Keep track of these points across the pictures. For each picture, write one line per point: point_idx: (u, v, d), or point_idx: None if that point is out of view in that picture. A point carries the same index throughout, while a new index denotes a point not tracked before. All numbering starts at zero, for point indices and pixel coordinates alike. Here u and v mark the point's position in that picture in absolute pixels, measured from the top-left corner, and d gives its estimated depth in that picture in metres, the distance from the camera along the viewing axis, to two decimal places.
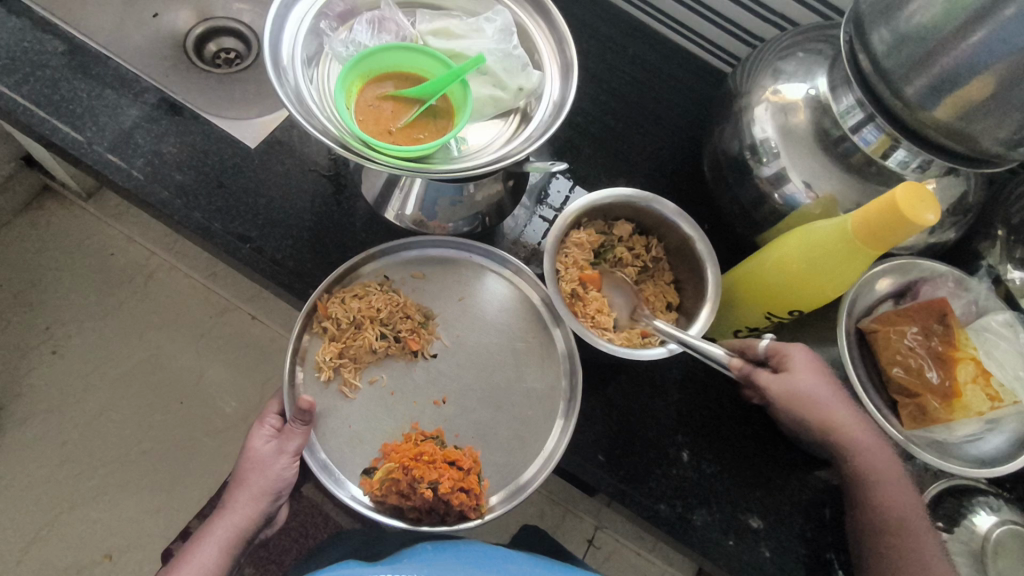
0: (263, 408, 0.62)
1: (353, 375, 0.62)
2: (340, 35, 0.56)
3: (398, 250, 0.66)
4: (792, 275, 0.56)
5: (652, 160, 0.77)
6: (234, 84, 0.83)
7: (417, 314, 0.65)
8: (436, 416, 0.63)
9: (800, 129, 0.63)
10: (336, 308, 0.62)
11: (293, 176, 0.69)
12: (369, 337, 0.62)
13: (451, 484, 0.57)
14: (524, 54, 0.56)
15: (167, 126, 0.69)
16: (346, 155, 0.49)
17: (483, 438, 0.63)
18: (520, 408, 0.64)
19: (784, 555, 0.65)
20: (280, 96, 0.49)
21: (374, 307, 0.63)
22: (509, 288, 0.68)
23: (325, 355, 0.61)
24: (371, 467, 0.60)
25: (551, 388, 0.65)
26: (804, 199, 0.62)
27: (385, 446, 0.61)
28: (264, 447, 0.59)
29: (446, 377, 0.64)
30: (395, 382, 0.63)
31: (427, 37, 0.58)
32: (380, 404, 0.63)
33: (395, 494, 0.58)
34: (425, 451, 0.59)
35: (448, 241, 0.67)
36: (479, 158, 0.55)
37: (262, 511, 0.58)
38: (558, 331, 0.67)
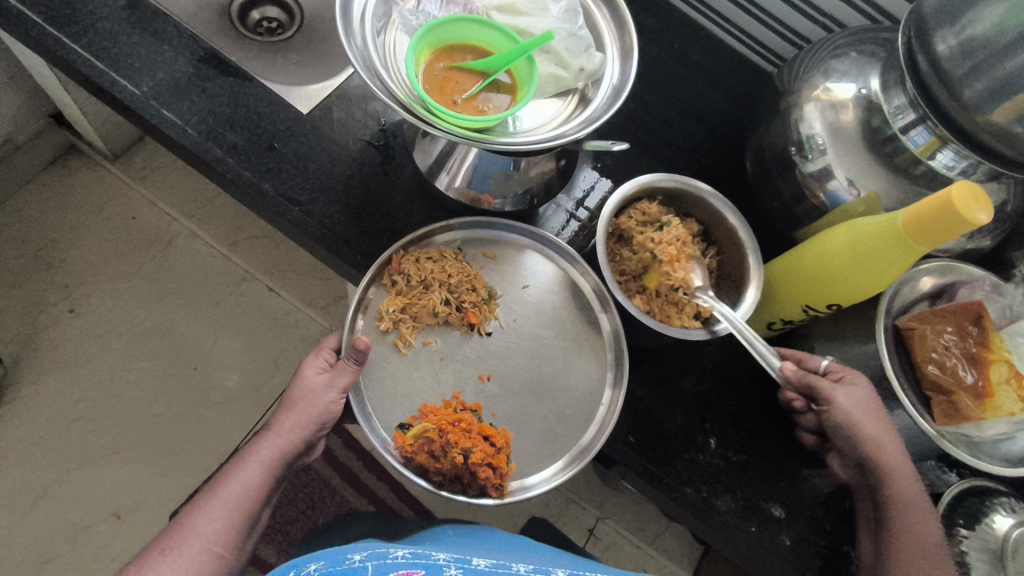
0: (321, 340, 0.63)
1: (410, 331, 0.64)
2: (410, 4, 0.57)
3: (476, 227, 0.68)
4: (836, 269, 0.57)
5: (692, 152, 0.78)
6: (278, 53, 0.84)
7: (479, 284, 0.66)
8: (478, 390, 0.64)
9: (848, 127, 0.64)
10: (409, 265, 0.64)
11: (342, 145, 0.70)
12: (433, 301, 0.64)
13: (482, 455, 0.58)
14: (588, 36, 0.57)
15: (221, 85, 0.69)
16: (411, 119, 0.50)
17: (519, 421, 0.64)
18: (559, 399, 0.65)
19: (804, 545, 0.67)
20: (353, 61, 0.50)
21: (446, 272, 0.65)
22: (564, 271, 0.69)
23: (389, 307, 0.63)
24: (407, 423, 0.62)
25: (597, 378, 0.66)
26: (847, 196, 0.64)
27: (424, 406, 0.62)
28: (315, 378, 0.60)
29: (493, 352, 0.66)
30: (446, 348, 0.65)
31: (492, 12, 0.59)
32: (427, 365, 0.64)
33: (425, 454, 0.59)
34: (463, 419, 0.60)
35: (526, 231, 0.68)
36: (537, 135, 0.56)
37: (303, 439, 0.60)
38: (604, 315, 0.68)
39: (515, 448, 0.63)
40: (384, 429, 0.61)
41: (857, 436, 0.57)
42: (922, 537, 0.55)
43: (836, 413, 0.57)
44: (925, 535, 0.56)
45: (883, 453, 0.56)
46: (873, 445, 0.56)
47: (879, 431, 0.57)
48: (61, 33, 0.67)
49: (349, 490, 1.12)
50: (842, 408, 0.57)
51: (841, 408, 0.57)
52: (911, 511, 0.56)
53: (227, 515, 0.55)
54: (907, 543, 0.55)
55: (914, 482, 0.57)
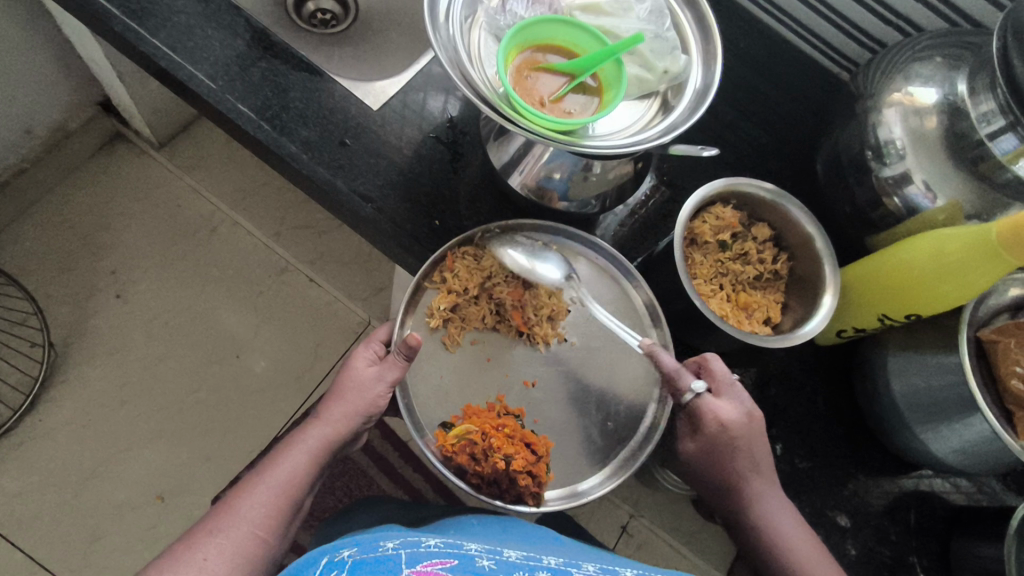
0: (374, 330, 0.64)
1: (458, 332, 0.64)
2: (494, 3, 0.57)
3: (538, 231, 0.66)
4: (920, 280, 0.57)
5: (760, 154, 0.77)
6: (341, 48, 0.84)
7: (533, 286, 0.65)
8: (523, 395, 0.65)
9: (931, 133, 0.63)
10: (462, 265, 0.63)
11: (413, 142, 0.70)
12: (485, 304, 0.65)
13: (523, 463, 0.59)
14: (675, 38, 0.56)
15: (294, 81, 0.70)
16: (501, 121, 0.49)
17: (560, 431, 0.64)
18: (603, 412, 0.65)
19: (868, 555, 0.67)
20: (441, 57, 0.50)
21: (498, 279, 0.65)
22: (615, 279, 0.68)
23: (440, 305, 0.63)
24: (449, 422, 0.62)
25: (644, 387, 0.66)
26: (924, 201, 0.63)
27: (468, 407, 0.62)
28: (366, 369, 0.61)
29: (540, 358, 0.66)
30: (494, 352, 0.65)
31: (575, 12, 0.58)
32: (473, 366, 0.65)
33: (466, 455, 0.60)
34: (507, 425, 0.61)
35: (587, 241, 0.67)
36: (623, 138, 0.55)
37: (349, 431, 0.60)
38: (654, 332, 0.66)
39: (555, 457, 0.63)
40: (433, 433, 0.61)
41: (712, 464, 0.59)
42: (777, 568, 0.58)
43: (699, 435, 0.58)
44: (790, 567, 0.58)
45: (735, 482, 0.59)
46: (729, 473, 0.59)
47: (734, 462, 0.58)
48: (139, 27, 0.68)
49: (388, 481, 1.13)
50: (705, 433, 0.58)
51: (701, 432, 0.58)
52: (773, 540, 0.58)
53: (274, 499, 0.56)
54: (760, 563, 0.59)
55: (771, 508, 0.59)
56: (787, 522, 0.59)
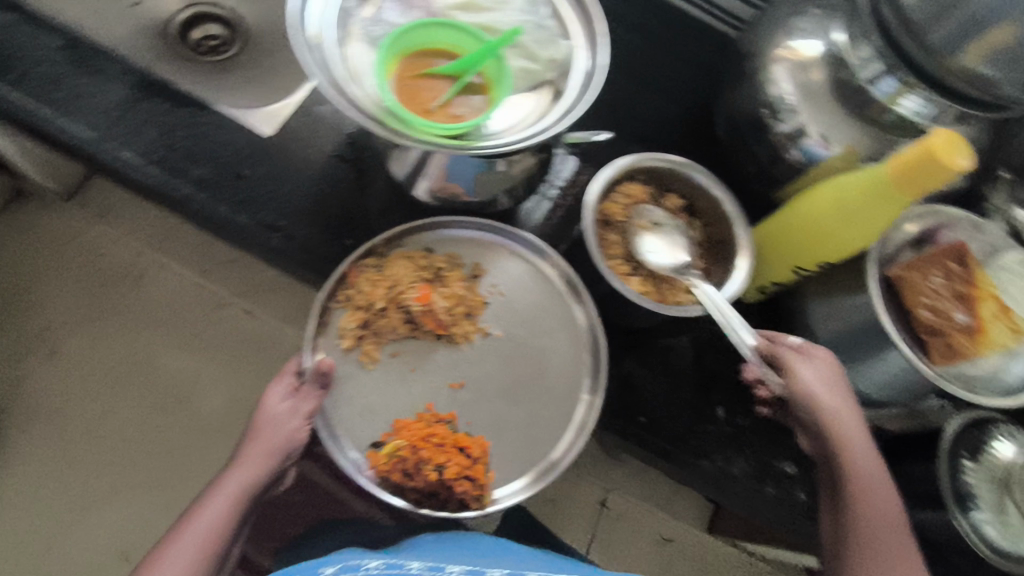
0: (286, 362, 0.61)
1: (373, 347, 0.63)
2: (367, 12, 0.55)
3: (441, 229, 0.66)
4: (826, 229, 0.59)
5: (665, 125, 0.78)
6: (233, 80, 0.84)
7: (442, 287, 0.64)
8: (452, 399, 0.63)
9: (816, 85, 0.65)
10: (364, 281, 0.63)
11: (314, 162, 0.68)
12: (395, 314, 0.63)
13: (457, 469, 0.60)
14: (555, 26, 0.57)
15: (178, 118, 0.67)
16: (389, 137, 0.48)
17: (495, 428, 0.63)
18: (535, 401, 0.64)
19: (820, 498, 0.68)
20: (316, 76, 0.48)
21: (405, 284, 0.63)
22: (529, 261, 0.68)
23: (350, 323, 0.62)
24: (380, 441, 0.61)
25: (574, 369, 0.65)
26: (822, 151, 0.64)
27: (396, 421, 0.61)
28: (279, 404, 0.58)
29: (465, 358, 0.64)
30: (417, 360, 0.64)
31: (454, 12, 0.57)
32: (396, 379, 0.63)
33: (399, 473, 0.60)
34: (436, 433, 0.61)
35: (496, 229, 0.67)
36: (518, 132, 0.54)
37: (267, 473, 0.57)
38: (577, 305, 0.67)
39: (496, 455, 0.63)
40: (356, 453, 0.60)
41: (816, 414, 0.57)
42: (882, 516, 0.55)
43: (799, 386, 0.57)
44: (887, 512, 0.56)
45: (834, 430, 0.57)
46: (829, 417, 0.56)
47: (835, 402, 0.57)
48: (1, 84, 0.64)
49: None
50: (805, 382, 0.57)
51: (806, 380, 0.57)
52: (868, 482, 0.56)
53: (189, 560, 0.52)
54: (863, 522, 0.55)
55: (865, 452, 0.57)
56: (872, 471, 0.57)
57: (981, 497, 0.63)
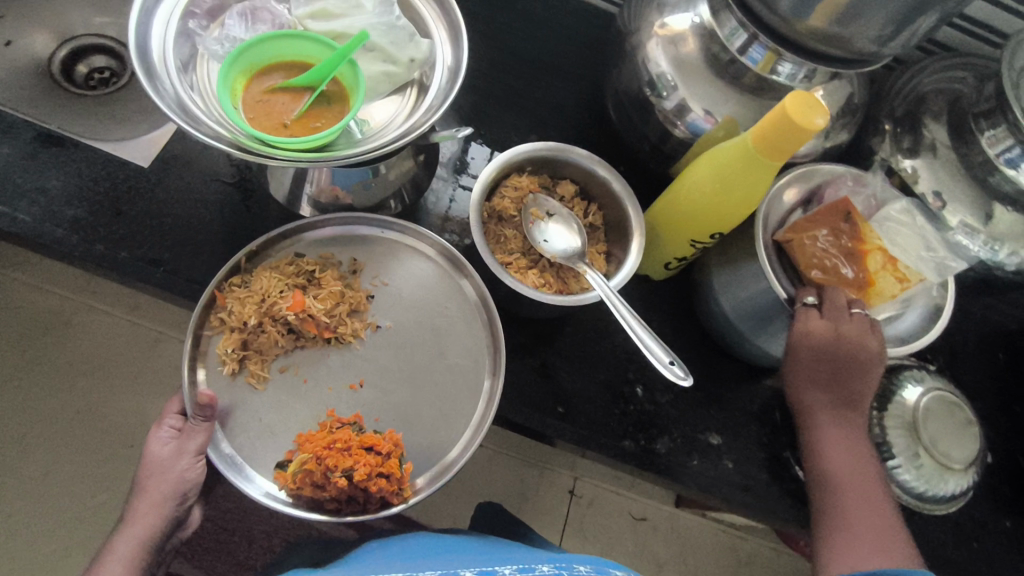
0: (165, 407, 0.58)
1: (260, 366, 0.59)
2: (213, 33, 0.54)
3: (308, 229, 0.63)
4: (707, 199, 0.59)
5: (561, 111, 0.77)
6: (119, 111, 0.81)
7: (318, 288, 0.61)
8: (353, 400, 0.60)
9: (691, 58, 0.65)
10: (233, 299, 0.59)
11: (198, 190, 0.66)
12: (273, 328, 0.59)
13: (366, 470, 0.53)
14: (408, 25, 0.55)
15: (46, 160, 0.64)
16: (245, 156, 0.47)
17: (405, 420, 0.60)
18: (440, 386, 0.62)
19: (746, 463, 0.69)
20: (155, 99, 0.46)
21: (277, 291, 0.59)
22: (407, 245, 0.65)
23: (227, 348, 0.58)
24: (286, 460, 0.57)
25: (474, 350, 0.63)
26: (705, 125, 0.65)
27: (299, 436, 0.57)
28: (162, 450, 0.55)
29: (360, 356, 0.62)
30: (307, 369, 0.60)
31: (305, 21, 0.55)
32: (289, 393, 0.59)
33: (310, 487, 0.55)
34: (339, 439, 0.55)
35: (367, 221, 0.65)
36: (386, 136, 0.54)
37: (166, 518, 0.55)
38: (465, 280, 0.65)
39: (414, 446, 0.59)
40: (262, 479, 0.56)
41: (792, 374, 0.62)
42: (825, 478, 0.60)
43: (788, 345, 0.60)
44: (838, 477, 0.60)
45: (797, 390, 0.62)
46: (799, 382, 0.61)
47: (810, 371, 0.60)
48: None
49: None
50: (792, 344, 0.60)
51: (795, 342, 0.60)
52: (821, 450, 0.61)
53: None
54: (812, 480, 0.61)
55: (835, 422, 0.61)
56: (841, 442, 0.60)
57: (895, 443, 0.65)
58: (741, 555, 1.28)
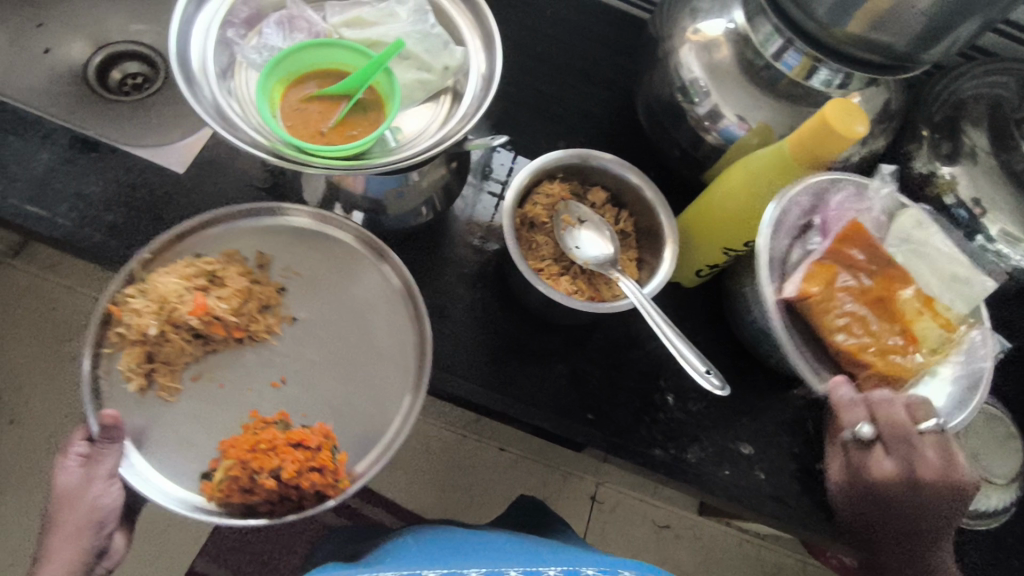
0: (68, 438, 0.54)
1: (170, 378, 0.56)
2: (251, 41, 0.55)
3: (209, 226, 0.61)
4: (742, 209, 0.58)
5: (589, 116, 0.77)
6: (162, 121, 0.84)
7: (221, 289, 0.59)
8: (277, 398, 0.58)
9: (724, 64, 0.64)
10: (132, 312, 0.56)
11: (231, 195, 0.67)
12: (175, 335, 0.56)
13: (296, 467, 0.53)
14: (443, 32, 0.55)
15: (84, 165, 0.65)
16: (283, 165, 0.47)
17: (334, 411, 0.59)
18: (368, 372, 0.60)
19: (778, 474, 0.68)
20: (195, 107, 0.47)
21: (178, 297, 0.57)
22: (316, 234, 0.64)
23: (131, 363, 0.55)
24: (209, 470, 0.55)
25: (398, 334, 0.62)
26: (738, 131, 0.64)
27: (221, 443, 0.55)
28: (70, 479, 0.52)
29: (276, 351, 0.60)
30: (223, 373, 0.58)
31: (340, 29, 0.56)
32: (208, 400, 0.57)
33: (240, 493, 0.53)
34: (263, 440, 0.54)
35: (269, 210, 0.62)
36: (420, 143, 0.54)
37: (92, 547, 0.53)
38: (383, 265, 0.63)
39: (346, 437, 0.58)
40: (163, 487, 0.53)
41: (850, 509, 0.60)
42: None
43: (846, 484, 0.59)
44: None
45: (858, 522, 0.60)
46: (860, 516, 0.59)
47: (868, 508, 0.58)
48: None
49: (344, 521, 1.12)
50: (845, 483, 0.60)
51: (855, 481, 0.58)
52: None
53: None
54: None
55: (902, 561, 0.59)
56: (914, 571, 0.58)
57: None
58: (766, 565, 1.26)
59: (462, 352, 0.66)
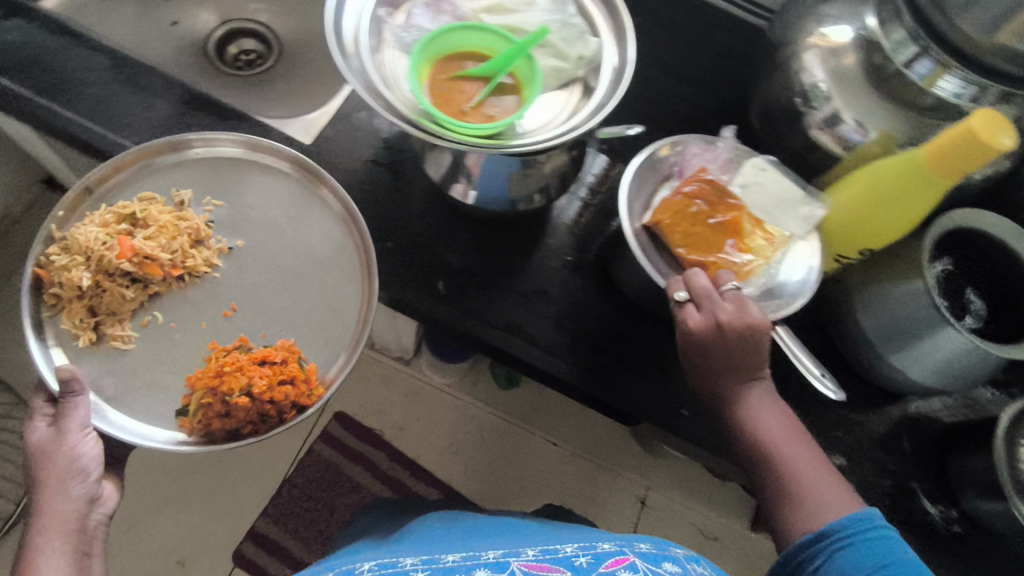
0: (31, 403, 0.57)
1: (119, 327, 0.60)
2: (399, 20, 0.57)
3: (143, 171, 0.65)
4: (864, 216, 0.60)
5: (695, 117, 0.78)
6: (283, 102, 0.92)
7: (147, 229, 0.62)
8: (230, 326, 0.62)
9: (850, 69, 0.64)
10: (55, 271, 0.59)
11: (351, 169, 0.70)
12: (112, 282, 0.61)
13: (266, 382, 0.58)
14: (581, 23, 0.57)
15: (220, 130, 0.69)
16: (422, 136, 0.49)
17: (294, 327, 0.63)
18: (319, 290, 0.64)
19: (871, 488, 0.68)
20: (348, 78, 0.49)
21: (93, 247, 0.60)
22: (254, 164, 0.67)
23: (75, 318, 0.59)
24: (183, 406, 0.59)
25: (338, 252, 0.65)
26: (859, 137, 0.63)
27: (188, 379, 0.59)
28: (42, 436, 0.54)
29: (220, 282, 0.64)
30: (171, 313, 0.62)
31: (481, 15, 0.58)
32: (161, 339, 0.61)
33: (217, 419, 0.58)
34: (227, 363, 0.59)
35: (203, 140, 0.65)
36: (551, 129, 0.55)
37: (78, 496, 0.55)
38: (323, 190, 0.66)
39: (308, 351, 0.62)
40: (121, 416, 0.57)
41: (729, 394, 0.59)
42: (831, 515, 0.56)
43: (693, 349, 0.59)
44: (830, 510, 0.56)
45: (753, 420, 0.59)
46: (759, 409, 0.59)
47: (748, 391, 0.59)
48: (55, 105, 0.67)
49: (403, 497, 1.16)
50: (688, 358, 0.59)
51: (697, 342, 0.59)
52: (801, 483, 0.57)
53: None
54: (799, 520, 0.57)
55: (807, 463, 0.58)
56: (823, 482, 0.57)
57: None
58: None
59: (567, 336, 0.68)
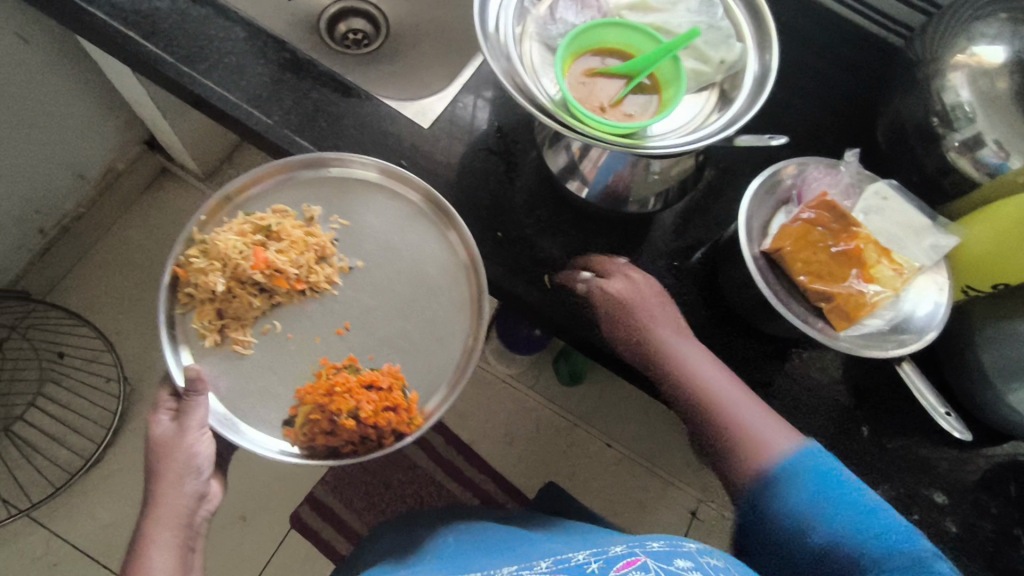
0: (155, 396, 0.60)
1: (241, 332, 0.63)
2: (542, 11, 0.57)
3: (283, 180, 0.67)
4: (1005, 251, 0.57)
5: (816, 131, 0.75)
6: (385, 80, 0.91)
7: (280, 242, 0.64)
8: (343, 344, 0.64)
9: (1000, 92, 0.62)
10: (192, 273, 0.63)
11: (465, 157, 0.71)
12: (242, 291, 0.63)
13: (372, 407, 0.60)
14: (729, 27, 0.56)
15: (344, 108, 0.71)
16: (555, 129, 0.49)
17: (403, 355, 0.65)
18: (429, 325, 0.65)
19: (971, 533, 0.65)
20: (495, 69, 0.50)
21: (227, 253, 0.62)
22: (385, 190, 0.68)
23: (204, 320, 0.62)
24: (290, 416, 0.62)
25: (457, 292, 0.66)
26: (1000, 161, 0.61)
27: (299, 391, 0.62)
28: (166, 429, 0.57)
29: (339, 300, 0.65)
30: (291, 324, 0.65)
31: (624, 11, 0.58)
32: (279, 348, 0.64)
33: (322, 436, 0.61)
34: (337, 383, 0.61)
35: (339, 160, 0.66)
36: (683, 133, 0.54)
37: (189, 484, 0.57)
38: (450, 231, 0.67)
39: (413, 378, 0.64)
40: (247, 426, 0.61)
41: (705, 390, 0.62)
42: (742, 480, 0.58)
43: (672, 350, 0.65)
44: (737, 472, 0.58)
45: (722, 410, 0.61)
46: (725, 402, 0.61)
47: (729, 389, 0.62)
48: (195, 71, 0.70)
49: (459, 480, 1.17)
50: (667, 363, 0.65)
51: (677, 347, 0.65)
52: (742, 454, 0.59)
53: None
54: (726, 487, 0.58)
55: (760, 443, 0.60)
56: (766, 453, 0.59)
57: None
58: None
59: None
